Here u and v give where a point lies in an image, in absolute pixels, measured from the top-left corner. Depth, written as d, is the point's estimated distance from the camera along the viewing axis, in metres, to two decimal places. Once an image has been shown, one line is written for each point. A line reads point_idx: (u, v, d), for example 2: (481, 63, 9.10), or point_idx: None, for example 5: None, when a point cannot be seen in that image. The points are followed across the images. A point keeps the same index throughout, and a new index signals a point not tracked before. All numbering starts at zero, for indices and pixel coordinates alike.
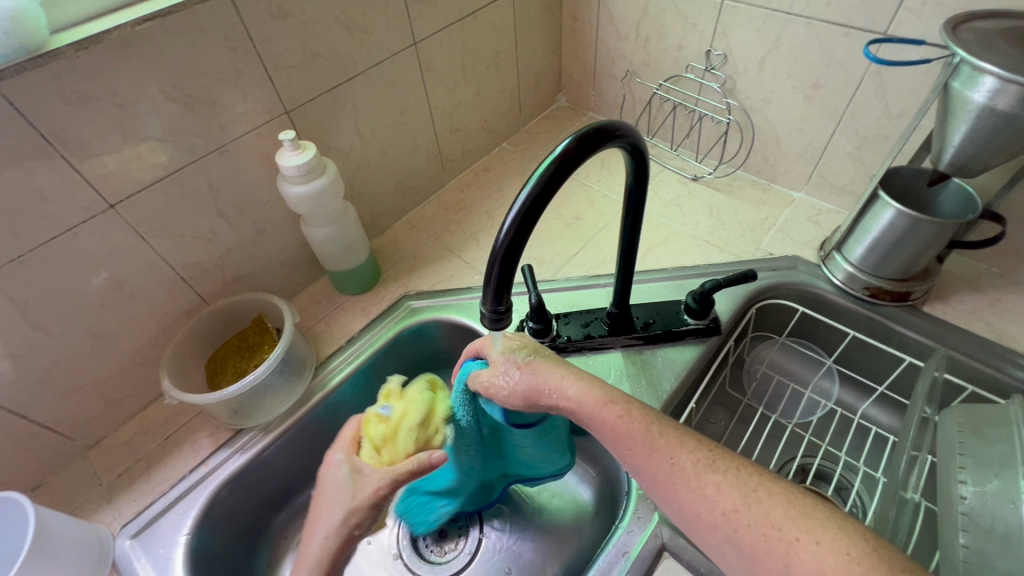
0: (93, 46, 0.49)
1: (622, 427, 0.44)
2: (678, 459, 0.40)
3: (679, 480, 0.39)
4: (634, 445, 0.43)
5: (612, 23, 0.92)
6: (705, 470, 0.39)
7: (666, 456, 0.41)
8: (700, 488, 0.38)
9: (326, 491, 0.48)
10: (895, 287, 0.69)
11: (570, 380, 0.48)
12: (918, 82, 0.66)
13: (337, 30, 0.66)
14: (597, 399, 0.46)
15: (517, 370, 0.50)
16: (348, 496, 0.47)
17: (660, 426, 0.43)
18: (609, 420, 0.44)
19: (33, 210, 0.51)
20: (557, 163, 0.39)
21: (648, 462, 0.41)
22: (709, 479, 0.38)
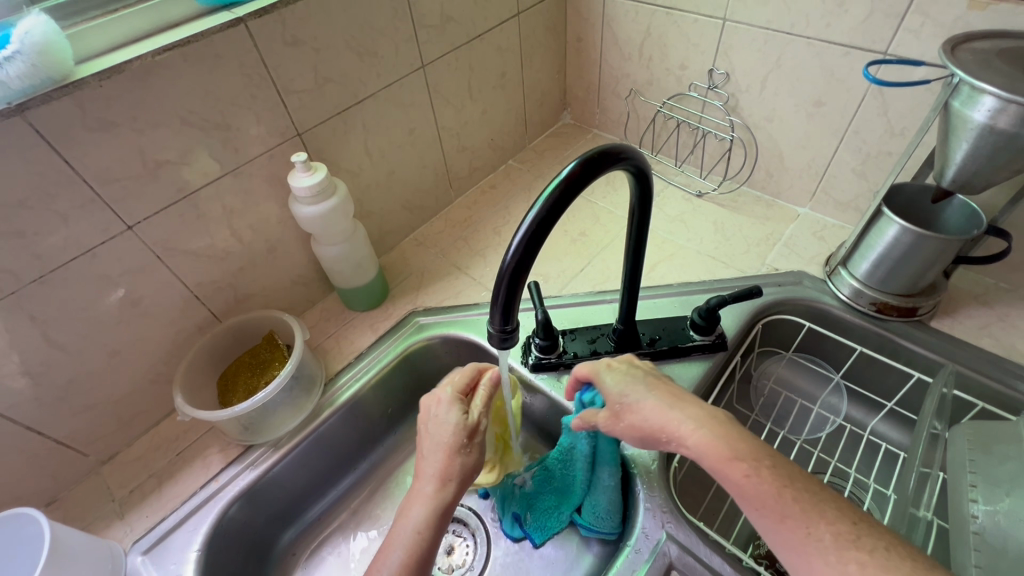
0: (115, 76, 0.51)
1: (750, 487, 0.42)
2: (815, 532, 0.39)
3: (812, 552, 0.39)
4: (764, 505, 0.41)
5: (616, 43, 0.94)
6: (848, 547, 0.38)
7: (801, 526, 0.40)
8: (842, 564, 0.37)
9: (435, 431, 0.51)
10: (901, 302, 0.69)
11: (686, 424, 0.47)
12: (919, 100, 0.67)
13: (348, 55, 0.68)
14: (721, 455, 0.44)
15: (632, 405, 0.51)
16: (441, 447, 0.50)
17: (794, 491, 0.41)
18: (733, 476, 0.43)
19: (55, 232, 0.53)
20: (563, 185, 0.40)
21: (780, 530, 0.40)
22: (851, 557, 0.37)
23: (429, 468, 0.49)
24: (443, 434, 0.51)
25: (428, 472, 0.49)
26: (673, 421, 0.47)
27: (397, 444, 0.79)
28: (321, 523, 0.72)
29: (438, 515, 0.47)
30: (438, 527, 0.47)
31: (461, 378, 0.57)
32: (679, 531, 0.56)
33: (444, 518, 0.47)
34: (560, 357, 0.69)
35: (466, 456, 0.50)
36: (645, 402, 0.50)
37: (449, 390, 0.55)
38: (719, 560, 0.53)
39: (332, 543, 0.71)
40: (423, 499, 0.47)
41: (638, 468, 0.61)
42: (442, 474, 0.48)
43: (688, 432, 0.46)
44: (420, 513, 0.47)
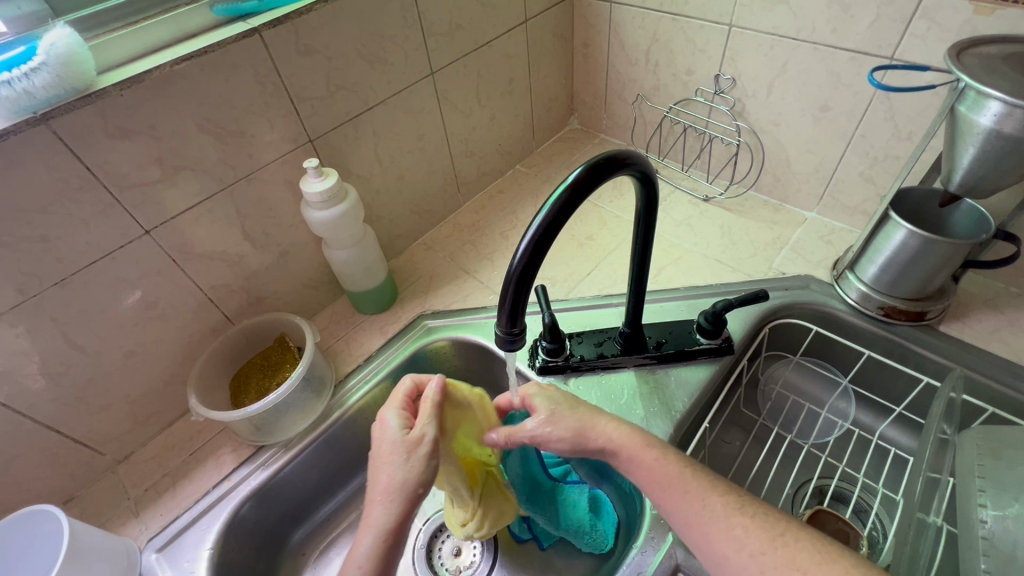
0: (135, 85, 0.53)
1: (658, 468, 0.49)
2: (709, 503, 0.46)
3: (708, 520, 0.45)
4: (670, 486, 0.48)
5: (623, 49, 0.94)
6: (735, 513, 0.45)
7: (698, 498, 0.46)
8: (731, 528, 0.44)
9: (382, 451, 0.51)
10: (909, 307, 0.69)
11: (610, 424, 0.52)
12: (927, 105, 0.67)
13: (358, 63, 0.70)
14: (635, 442, 0.51)
15: (557, 418, 0.53)
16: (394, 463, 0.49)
17: (693, 471, 0.48)
18: (647, 464, 0.49)
19: (76, 236, 0.55)
20: (568, 191, 0.41)
21: (683, 505, 0.46)
22: (738, 521, 0.44)
23: (379, 494, 0.48)
24: (388, 453, 0.50)
25: (377, 501, 0.48)
26: (601, 427, 0.52)
27: None
28: (330, 524, 0.73)
29: (388, 541, 0.47)
30: (390, 552, 0.47)
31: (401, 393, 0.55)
32: None
33: (395, 542, 0.47)
34: (567, 360, 0.70)
35: (410, 472, 0.49)
36: (577, 412, 0.54)
37: (394, 409, 0.53)
38: None
39: (342, 543, 0.72)
40: (370, 526, 0.47)
41: None
42: (388, 498, 0.48)
43: (611, 429, 0.52)
44: (370, 542, 0.46)
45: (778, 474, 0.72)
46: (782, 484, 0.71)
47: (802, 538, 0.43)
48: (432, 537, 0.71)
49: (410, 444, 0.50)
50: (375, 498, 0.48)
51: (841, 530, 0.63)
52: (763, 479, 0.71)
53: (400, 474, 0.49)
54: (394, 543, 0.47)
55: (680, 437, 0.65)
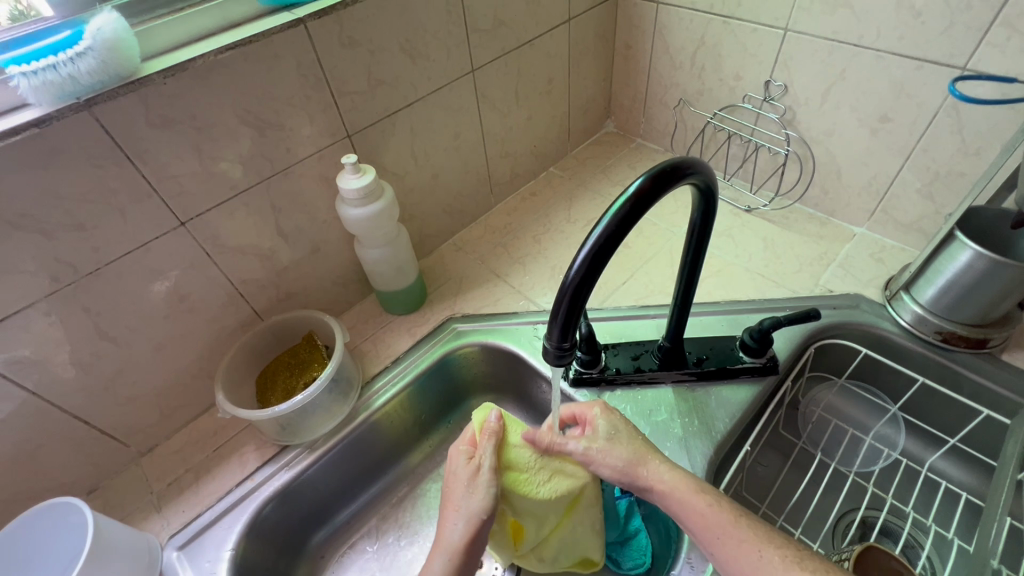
0: (179, 73, 0.51)
1: (712, 516, 0.48)
2: (765, 555, 0.45)
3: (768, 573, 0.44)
4: (721, 537, 0.47)
5: (668, 52, 0.91)
6: (793, 566, 0.44)
7: (754, 550, 0.45)
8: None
9: (452, 486, 0.52)
10: (970, 333, 0.65)
11: (665, 466, 0.52)
12: (999, 120, 0.63)
13: (400, 57, 0.68)
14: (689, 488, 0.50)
15: (603, 453, 0.53)
16: (466, 484, 0.51)
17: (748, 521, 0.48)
18: (695, 509, 0.49)
19: (113, 226, 0.54)
20: (631, 202, 0.38)
21: (739, 555, 0.46)
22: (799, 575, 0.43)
23: (448, 515, 0.50)
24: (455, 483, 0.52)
25: (448, 522, 0.50)
26: (646, 469, 0.52)
27: (429, 450, 0.78)
28: (350, 527, 0.72)
29: (456, 557, 0.48)
30: (462, 569, 0.48)
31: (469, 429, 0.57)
32: None
33: (467, 560, 0.48)
34: (601, 373, 0.67)
35: (476, 502, 0.50)
36: (636, 444, 0.53)
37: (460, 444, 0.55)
38: None
39: (361, 548, 0.70)
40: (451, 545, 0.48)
41: None
42: (458, 523, 0.49)
43: (657, 474, 0.51)
44: (440, 562, 0.48)
45: (819, 503, 0.68)
46: (823, 513, 0.68)
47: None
48: None
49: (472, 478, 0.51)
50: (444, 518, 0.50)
51: (895, 568, 0.55)
52: (803, 507, 0.68)
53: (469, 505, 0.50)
54: (465, 559, 0.48)
55: (720, 459, 0.62)
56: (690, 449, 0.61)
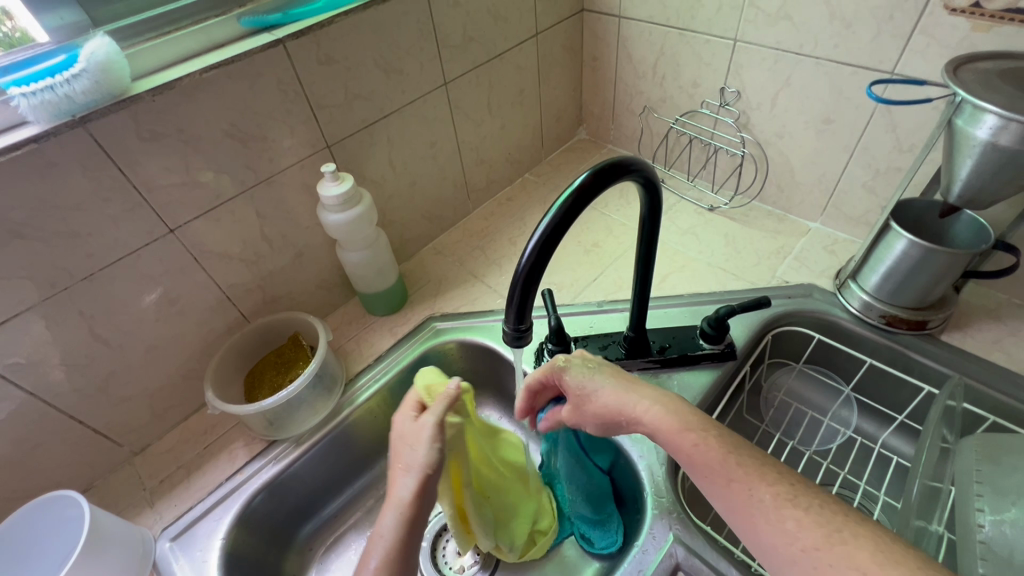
0: (167, 91, 0.56)
1: (698, 453, 0.44)
2: (757, 493, 0.40)
3: (756, 512, 0.40)
4: (713, 473, 0.43)
5: (631, 62, 0.97)
6: (785, 504, 0.39)
7: (744, 488, 0.41)
8: (780, 521, 0.39)
9: (401, 447, 0.51)
10: (910, 316, 0.70)
11: (648, 401, 0.49)
12: (926, 119, 0.69)
13: (375, 72, 0.73)
14: (672, 424, 0.46)
15: (594, 393, 0.52)
16: (416, 440, 0.50)
17: (738, 456, 0.43)
18: (682, 445, 0.45)
19: (106, 234, 0.58)
20: (575, 195, 0.43)
21: (726, 494, 0.42)
22: (789, 513, 0.39)
23: (399, 468, 0.49)
24: (403, 449, 0.51)
25: (399, 479, 0.49)
26: (626, 396, 0.50)
27: None
28: (338, 519, 0.75)
29: (408, 517, 0.46)
30: (414, 528, 0.47)
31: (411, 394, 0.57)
32: (687, 532, 0.57)
33: (419, 520, 0.47)
34: None
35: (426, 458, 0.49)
36: (612, 381, 0.52)
37: (406, 408, 0.55)
38: (726, 563, 0.54)
39: (349, 540, 0.73)
40: (398, 510, 0.47)
41: (646, 475, 0.62)
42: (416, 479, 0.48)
43: (645, 409, 0.49)
44: (391, 517, 0.47)
45: None
46: None
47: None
48: (437, 536, 0.73)
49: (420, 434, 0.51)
50: (401, 478, 0.49)
51: None
52: None
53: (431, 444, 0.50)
54: (419, 513, 0.47)
55: None
56: None
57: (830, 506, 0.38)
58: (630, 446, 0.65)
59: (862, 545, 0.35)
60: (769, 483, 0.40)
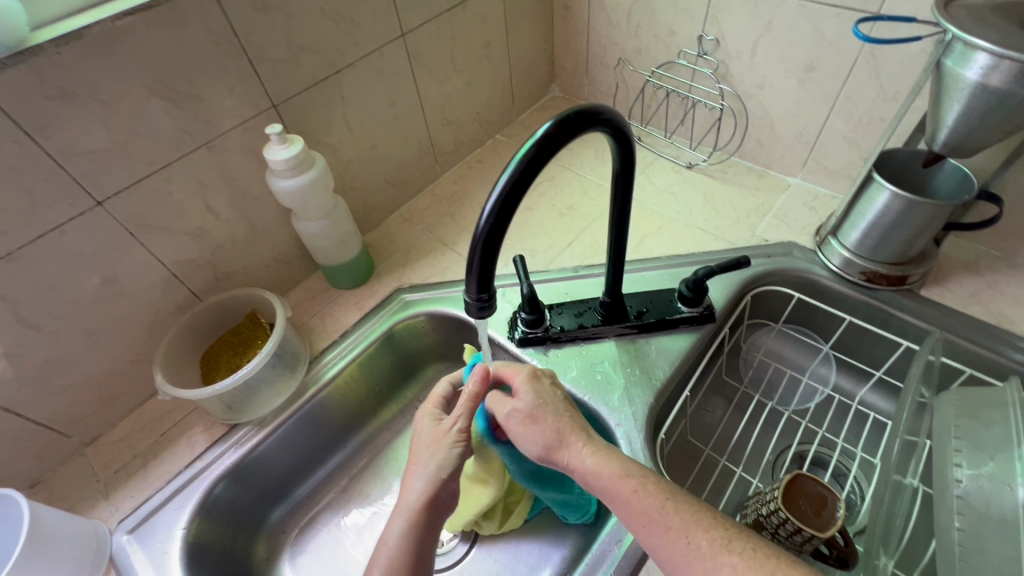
0: (74, 42, 0.49)
1: (637, 501, 0.44)
2: (694, 540, 0.41)
3: (693, 560, 0.40)
4: (649, 523, 0.43)
5: (603, 10, 0.91)
6: (722, 551, 0.39)
7: (682, 535, 0.41)
8: (717, 568, 0.39)
9: (418, 445, 0.53)
10: (891, 271, 0.68)
11: (587, 446, 0.48)
12: (913, 63, 0.65)
13: (323, 22, 0.66)
14: (614, 471, 0.46)
15: (541, 417, 0.51)
16: (433, 444, 0.52)
17: (675, 502, 0.43)
18: (624, 494, 0.44)
19: (20, 208, 0.52)
20: (538, 147, 0.38)
21: (666, 542, 0.41)
22: (726, 560, 0.39)
23: (418, 463, 0.51)
24: (419, 446, 0.53)
25: (414, 477, 0.51)
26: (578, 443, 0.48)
27: (386, 420, 0.79)
28: (311, 499, 0.72)
29: (419, 516, 0.49)
30: (425, 526, 0.49)
31: (438, 392, 0.57)
32: None
33: (432, 519, 0.50)
34: (547, 332, 0.69)
35: (442, 463, 0.51)
36: (561, 417, 0.51)
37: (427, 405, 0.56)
38: None
39: (323, 520, 0.71)
40: (408, 512, 0.49)
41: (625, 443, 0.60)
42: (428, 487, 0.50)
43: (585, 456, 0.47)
44: (401, 520, 0.49)
45: (759, 440, 0.72)
46: (762, 450, 0.71)
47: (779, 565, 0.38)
48: None
49: (446, 431, 0.52)
50: (414, 478, 0.50)
51: (821, 494, 0.57)
52: (743, 447, 0.71)
53: (456, 443, 0.51)
54: (431, 513, 0.50)
55: (661, 406, 0.64)
56: (632, 398, 0.64)
57: (764, 550, 0.39)
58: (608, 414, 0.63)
59: None
60: (705, 529, 0.41)
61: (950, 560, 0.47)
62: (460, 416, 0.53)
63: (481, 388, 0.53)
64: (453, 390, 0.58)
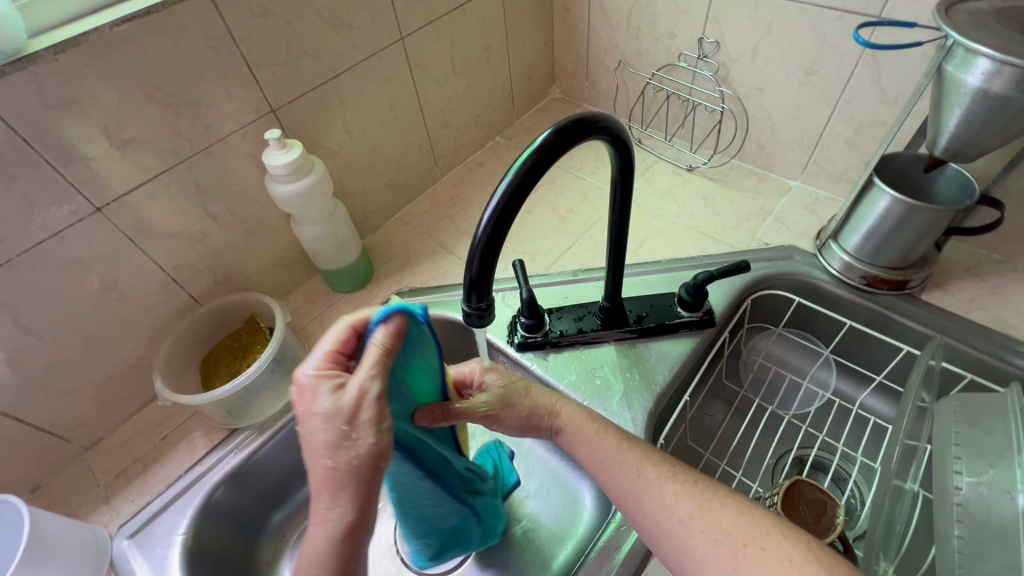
0: (72, 49, 0.49)
1: (599, 442, 0.50)
2: (644, 472, 0.47)
3: (642, 489, 0.46)
4: (609, 463, 0.48)
5: (604, 12, 0.91)
6: (667, 480, 0.46)
7: (634, 469, 0.47)
8: (663, 494, 0.45)
9: (313, 428, 0.39)
10: (891, 275, 0.68)
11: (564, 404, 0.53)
12: (915, 66, 0.65)
13: (322, 27, 0.66)
14: (580, 419, 0.51)
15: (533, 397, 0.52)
16: (333, 426, 0.38)
17: (629, 443, 0.49)
18: (590, 437, 0.50)
19: (18, 215, 0.51)
20: (536, 156, 0.38)
21: (618, 477, 0.48)
22: (670, 488, 0.46)
23: (325, 481, 0.38)
24: (314, 430, 0.39)
25: (325, 475, 0.38)
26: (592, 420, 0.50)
27: None
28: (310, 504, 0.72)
29: (347, 523, 0.38)
30: (361, 526, 0.39)
31: (327, 346, 0.41)
32: None
33: (359, 522, 0.39)
34: (546, 336, 0.69)
35: (356, 449, 0.38)
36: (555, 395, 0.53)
37: (318, 370, 0.40)
38: None
39: None
40: (332, 534, 0.38)
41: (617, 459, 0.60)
42: (349, 480, 0.38)
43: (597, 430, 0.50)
44: (327, 531, 0.38)
45: (759, 445, 0.72)
46: (762, 454, 0.71)
47: (717, 494, 0.45)
48: None
49: (351, 431, 0.38)
50: (330, 507, 0.38)
51: (820, 499, 0.56)
52: (743, 452, 0.71)
53: (368, 447, 0.38)
54: (361, 511, 0.39)
55: (660, 411, 0.64)
56: (631, 403, 0.63)
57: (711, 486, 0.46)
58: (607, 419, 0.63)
59: (730, 512, 0.43)
60: (654, 463, 0.47)
61: (949, 567, 0.47)
62: (364, 405, 0.38)
63: (394, 339, 0.40)
64: (353, 340, 0.42)
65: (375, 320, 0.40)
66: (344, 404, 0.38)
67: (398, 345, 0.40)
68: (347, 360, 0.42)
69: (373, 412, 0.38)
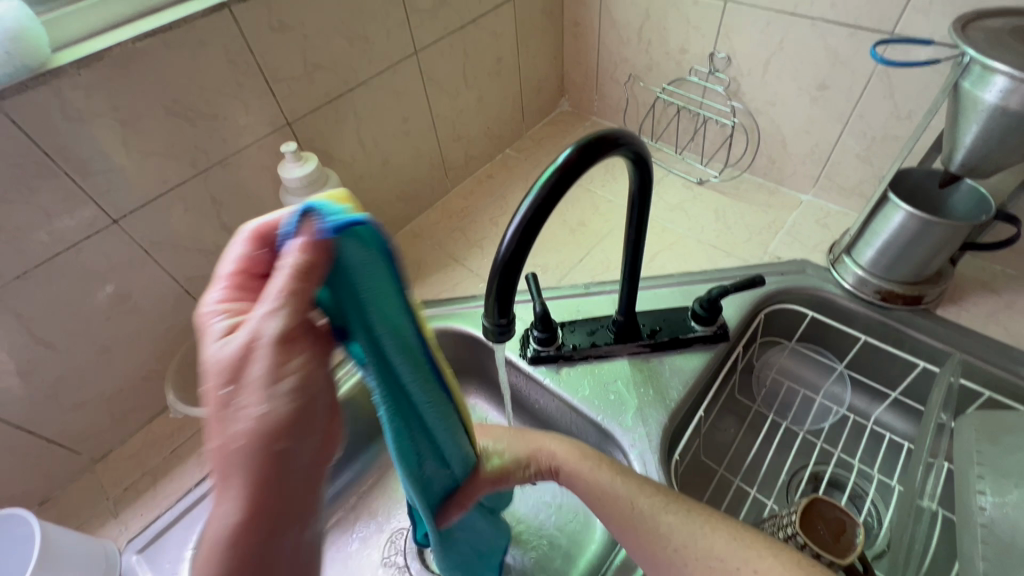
0: (94, 63, 0.49)
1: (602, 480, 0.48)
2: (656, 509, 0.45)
3: (653, 526, 0.44)
4: (616, 501, 0.46)
5: (614, 27, 0.91)
6: (675, 516, 0.44)
7: (638, 503, 0.46)
8: (671, 532, 0.43)
9: (210, 390, 0.32)
10: (906, 290, 0.68)
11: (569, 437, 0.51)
12: (928, 83, 0.65)
13: (338, 41, 0.66)
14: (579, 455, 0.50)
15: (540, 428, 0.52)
16: (220, 381, 0.31)
17: (636, 478, 0.47)
18: (588, 477, 0.48)
19: (36, 227, 0.52)
20: (559, 173, 0.38)
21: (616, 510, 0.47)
22: (666, 517, 0.45)
23: (218, 458, 0.32)
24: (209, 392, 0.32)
25: (219, 444, 0.32)
26: None
27: None
28: None
29: (248, 509, 0.32)
30: (266, 513, 0.33)
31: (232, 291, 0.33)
32: None
33: (262, 508, 0.33)
34: (559, 350, 0.68)
35: (249, 413, 0.31)
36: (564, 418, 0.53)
37: (224, 313, 0.33)
38: None
39: None
40: (229, 513, 0.32)
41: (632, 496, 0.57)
42: (247, 455, 0.32)
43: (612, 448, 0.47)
44: (223, 512, 0.32)
45: (774, 462, 0.71)
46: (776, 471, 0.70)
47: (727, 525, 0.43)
48: None
49: (235, 397, 0.31)
50: (219, 494, 0.32)
51: (840, 518, 0.55)
52: (757, 468, 0.71)
53: (256, 417, 0.31)
54: (261, 494, 0.32)
55: (675, 427, 0.64)
56: (646, 418, 0.63)
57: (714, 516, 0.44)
58: (621, 434, 0.62)
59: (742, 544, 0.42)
60: (660, 499, 0.46)
61: None
62: (255, 355, 0.31)
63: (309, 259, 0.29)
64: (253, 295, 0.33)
65: (284, 234, 0.31)
66: (232, 354, 0.31)
67: (323, 265, 0.30)
68: (262, 277, 0.34)
69: (264, 374, 0.31)
